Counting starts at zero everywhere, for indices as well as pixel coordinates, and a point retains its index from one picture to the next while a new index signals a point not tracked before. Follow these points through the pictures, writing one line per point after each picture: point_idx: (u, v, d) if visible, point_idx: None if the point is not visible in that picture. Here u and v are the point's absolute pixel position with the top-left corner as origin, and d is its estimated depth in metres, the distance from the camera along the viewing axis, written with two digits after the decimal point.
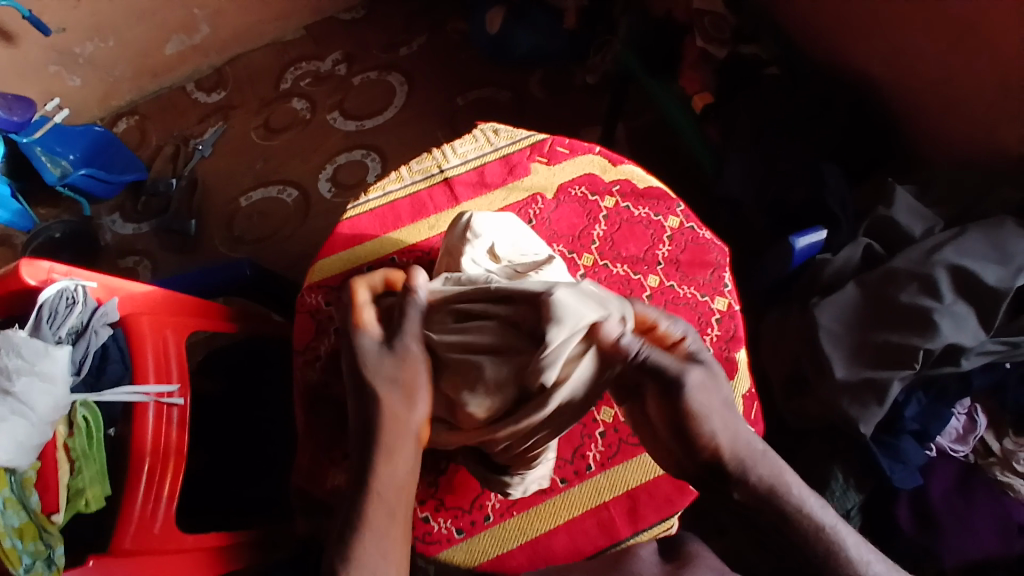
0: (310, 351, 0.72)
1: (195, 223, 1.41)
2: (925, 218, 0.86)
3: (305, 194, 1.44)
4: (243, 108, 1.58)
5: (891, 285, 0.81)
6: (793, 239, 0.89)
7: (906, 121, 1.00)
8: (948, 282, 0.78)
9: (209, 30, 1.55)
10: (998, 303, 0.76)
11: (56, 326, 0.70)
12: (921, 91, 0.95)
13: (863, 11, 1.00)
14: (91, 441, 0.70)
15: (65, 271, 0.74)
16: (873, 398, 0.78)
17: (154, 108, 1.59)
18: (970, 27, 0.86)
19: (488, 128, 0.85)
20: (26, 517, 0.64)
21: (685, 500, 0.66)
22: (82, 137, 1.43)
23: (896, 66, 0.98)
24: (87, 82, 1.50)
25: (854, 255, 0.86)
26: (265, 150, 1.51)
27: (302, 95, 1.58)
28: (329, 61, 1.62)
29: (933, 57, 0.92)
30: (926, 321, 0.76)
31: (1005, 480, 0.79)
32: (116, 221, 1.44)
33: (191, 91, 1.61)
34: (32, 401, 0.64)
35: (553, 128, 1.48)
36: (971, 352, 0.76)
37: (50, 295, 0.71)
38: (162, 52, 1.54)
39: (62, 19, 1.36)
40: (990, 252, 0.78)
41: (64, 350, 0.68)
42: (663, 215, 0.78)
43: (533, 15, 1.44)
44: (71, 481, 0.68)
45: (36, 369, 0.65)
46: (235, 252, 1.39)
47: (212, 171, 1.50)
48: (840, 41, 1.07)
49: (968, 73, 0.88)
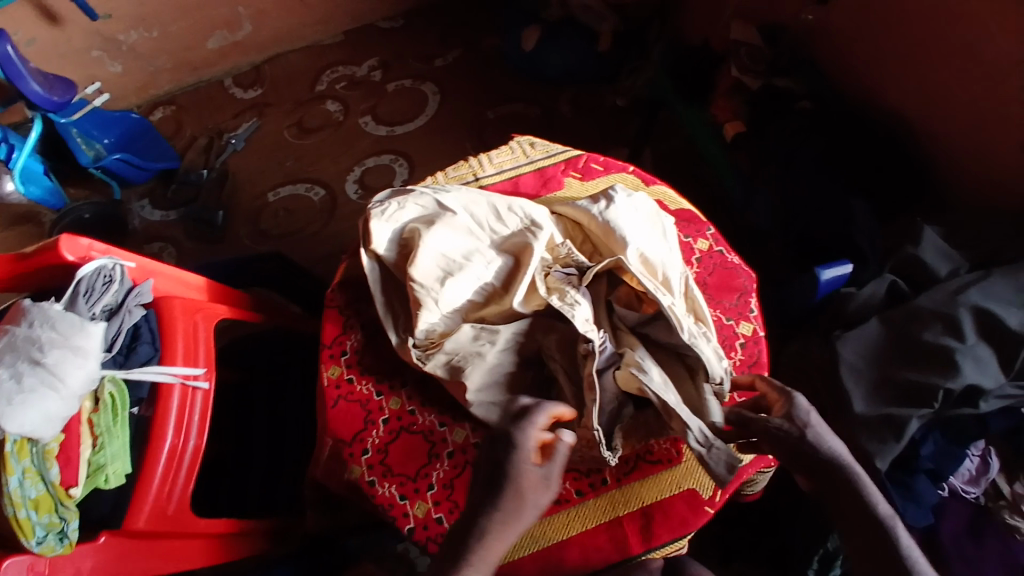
0: (338, 345, 0.73)
1: (222, 215, 1.43)
2: (951, 260, 0.86)
3: (331, 194, 1.47)
4: (277, 106, 1.61)
5: (916, 323, 0.81)
6: (820, 270, 0.89)
7: (937, 163, 1.00)
8: (972, 323, 0.78)
9: (252, 29, 1.60)
10: (1021, 348, 0.76)
11: (92, 303, 0.72)
12: (953, 133, 0.96)
13: (898, 51, 1.02)
14: (115, 418, 0.71)
15: (103, 249, 0.76)
16: (891, 435, 0.77)
17: (192, 100, 1.63)
18: (1003, 71, 0.86)
19: (524, 140, 0.86)
20: (43, 488, 0.65)
21: (699, 522, 0.66)
22: (117, 124, 1.48)
23: (930, 107, 0.99)
24: (127, 70, 1.55)
25: (878, 291, 0.87)
26: (296, 148, 1.54)
27: (336, 98, 1.61)
28: (365, 67, 1.66)
29: (969, 102, 0.92)
30: (948, 361, 0.76)
31: (1013, 523, 0.78)
32: (145, 207, 1.47)
33: (228, 87, 1.65)
34: (63, 373, 0.65)
35: (579, 147, 1.49)
36: (991, 395, 0.77)
37: (89, 272, 0.72)
38: (204, 46, 1.58)
39: (109, 6, 1.40)
40: (1015, 298, 0.79)
41: (99, 326, 0.69)
42: (693, 237, 0.79)
43: (568, 36, 1.47)
44: (92, 457, 0.70)
45: (69, 343, 0.66)
46: (258, 246, 1.41)
47: (243, 166, 1.53)
48: (873, 81, 1.08)
49: (1002, 118, 0.88)
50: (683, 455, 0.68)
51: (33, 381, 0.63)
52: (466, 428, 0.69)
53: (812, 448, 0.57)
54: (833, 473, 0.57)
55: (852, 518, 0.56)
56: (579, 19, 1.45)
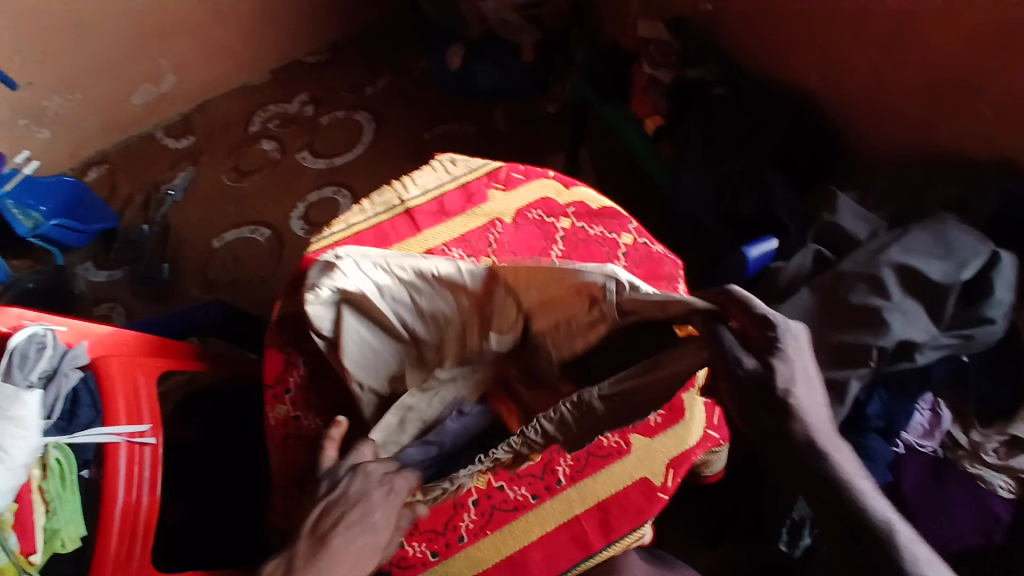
0: (280, 384, 0.74)
1: (169, 269, 1.41)
2: (869, 221, 0.91)
3: (277, 234, 1.46)
4: (212, 153, 1.60)
5: (842, 287, 0.84)
6: (746, 250, 0.93)
7: (848, 132, 1.05)
8: (895, 281, 0.81)
9: (176, 79, 1.59)
10: (943, 298, 0.80)
11: (27, 371, 0.72)
12: (860, 99, 1.01)
13: (798, 31, 1.06)
14: (65, 484, 0.71)
15: (35, 317, 0.78)
16: (835, 398, 0.81)
17: (124, 157, 1.61)
18: (895, 33, 0.91)
19: (445, 158, 0.88)
20: (5, 558, 0.64)
21: (655, 508, 0.68)
22: (53, 191, 1.44)
23: (835, 78, 1.04)
24: (56, 136, 1.52)
25: (805, 262, 0.90)
26: (236, 193, 1.53)
27: (271, 137, 1.61)
28: (297, 104, 1.66)
29: (866, 66, 0.98)
30: (877, 319, 0.80)
31: (976, 472, 0.81)
32: (90, 268, 1.44)
33: (161, 139, 1.63)
34: (6, 444, 0.64)
35: (518, 158, 1.52)
36: (924, 347, 0.79)
37: (21, 340, 0.73)
38: (131, 102, 1.57)
39: (29, 74, 1.38)
40: (934, 249, 0.82)
41: (35, 393, 0.68)
42: (617, 232, 0.81)
43: (492, 51, 1.50)
44: (46, 523, 0.69)
45: (7, 415, 0.65)
46: (210, 295, 1.39)
47: (185, 217, 1.51)
48: (780, 61, 1.13)
49: (900, 80, 0.94)
50: (631, 445, 0.70)
51: None
52: (413, 450, 0.70)
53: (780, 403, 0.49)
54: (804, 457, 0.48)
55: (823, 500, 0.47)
56: (500, 34, 1.48)
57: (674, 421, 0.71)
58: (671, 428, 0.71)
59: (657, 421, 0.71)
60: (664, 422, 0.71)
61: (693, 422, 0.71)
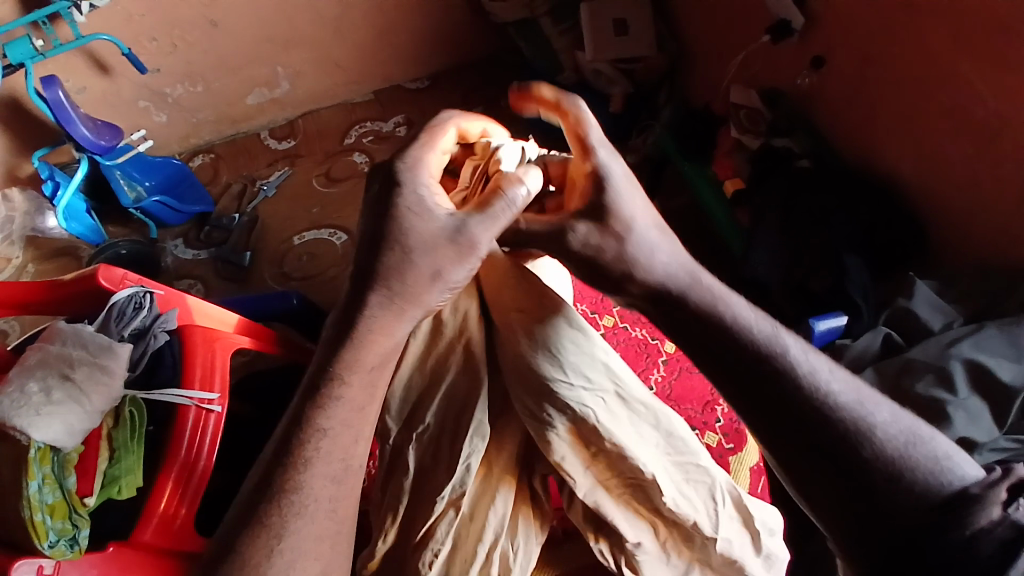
0: None
1: (250, 256, 1.52)
2: (944, 314, 0.90)
3: (353, 238, 1.55)
4: (308, 157, 1.72)
5: (908, 375, 0.83)
6: (813, 322, 0.93)
7: (932, 224, 1.04)
8: (964, 377, 0.80)
9: (290, 87, 1.72)
10: (1011, 401, 0.77)
11: (122, 325, 0.81)
12: (950, 197, 0.99)
13: (895, 117, 1.05)
14: (131, 436, 0.76)
15: (137, 279, 0.85)
16: None
17: (230, 149, 1.74)
18: (994, 132, 0.90)
19: None
20: (60, 495, 0.69)
21: None
22: (161, 168, 1.59)
23: (929, 170, 1.02)
24: (172, 120, 1.67)
25: (872, 344, 0.89)
26: (323, 197, 1.63)
27: (363, 151, 1.71)
28: (392, 124, 1.76)
29: (962, 165, 0.96)
30: (940, 413, 0.78)
31: None
32: (178, 245, 1.56)
33: (265, 139, 1.76)
34: (89, 389, 0.72)
35: None
36: (983, 447, 0.74)
37: (122, 298, 0.81)
38: (245, 101, 1.71)
39: (158, 61, 1.53)
40: (1006, 351, 0.81)
41: (126, 347, 0.77)
42: None
43: (583, 99, 1.55)
44: (107, 468, 0.73)
45: (97, 361, 0.74)
46: (283, 286, 1.48)
47: (273, 211, 1.61)
48: (870, 146, 1.11)
49: (993, 181, 0.92)
50: None
51: (61, 396, 0.70)
52: None
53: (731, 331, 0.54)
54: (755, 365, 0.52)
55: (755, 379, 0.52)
56: (592, 83, 1.53)
57: None
58: None
59: None
60: None
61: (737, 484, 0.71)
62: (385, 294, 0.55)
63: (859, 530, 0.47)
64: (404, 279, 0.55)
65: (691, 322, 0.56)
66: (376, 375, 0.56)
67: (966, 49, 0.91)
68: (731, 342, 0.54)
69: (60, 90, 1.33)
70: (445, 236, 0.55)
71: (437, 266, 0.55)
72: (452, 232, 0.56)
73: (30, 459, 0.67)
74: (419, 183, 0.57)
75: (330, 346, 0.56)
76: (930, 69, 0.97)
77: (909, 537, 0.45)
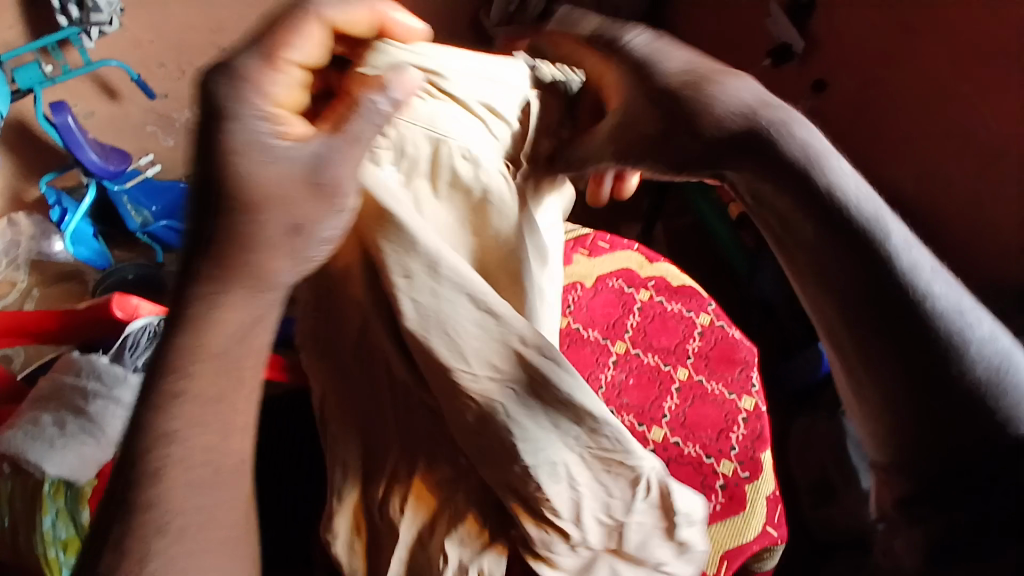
0: None
1: None
2: None
3: None
4: None
5: None
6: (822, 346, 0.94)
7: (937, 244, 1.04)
8: None
9: None
10: None
11: (136, 355, 0.80)
12: (953, 218, 1.00)
13: (897, 138, 1.06)
14: None
15: (150, 308, 0.84)
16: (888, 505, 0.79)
17: None
18: (998, 152, 0.91)
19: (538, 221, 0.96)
20: (73, 530, 0.68)
21: None
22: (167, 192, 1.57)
23: (933, 190, 1.02)
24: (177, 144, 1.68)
25: None
26: None
27: None
28: None
29: (966, 186, 0.97)
30: None
31: None
32: None
33: None
34: (103, 422, 0.71)
35: (594, 223, 1.56)
36: None
37: (136, 328, 0.81)
38: None
39: (165, 86, 1.54)
40: None
41: (139, 377, 0.75)
42: (695, 311, 0.84)
43: None
44: None
45: (110, 393, 0.73)
46: None
47: None
48: (873, 167, 1.12)
49: (998, 201, 0.93)
50: None
51: (74, 428, 0.70)
52: None
53: (829, 189, 0.47)
54: (864, 245, 0.45)
55: (871, 270, 0.45)
56: None
57: (732, 511, 0.69)
58: (730, 518, 0.69)
59: (715, 509, 0.70)
60: (723, 511, 0.69)
61: (752, 511, 0.70)
62: (226, 264, 0.39)
63: (910, 457, 0.44)
64: (257, 235, 0.39)
65: (789, 171, 0.48)
66: (236, 342, 0.41)
67: (970, 68, 0.92)
68: (835, 205, 0.47)
69: (68, 116, 1.34)
70: (301, 178, 0.39)
71: (295, 217, 0.39)
72: (309, 177, 0.39)
73: (44, 494, 0.68)
74: (246, 105, 0.39)
75: (165, 319, 0.41)
76: (933, 91, 0.98)
77: (962, 460, 0.41)
